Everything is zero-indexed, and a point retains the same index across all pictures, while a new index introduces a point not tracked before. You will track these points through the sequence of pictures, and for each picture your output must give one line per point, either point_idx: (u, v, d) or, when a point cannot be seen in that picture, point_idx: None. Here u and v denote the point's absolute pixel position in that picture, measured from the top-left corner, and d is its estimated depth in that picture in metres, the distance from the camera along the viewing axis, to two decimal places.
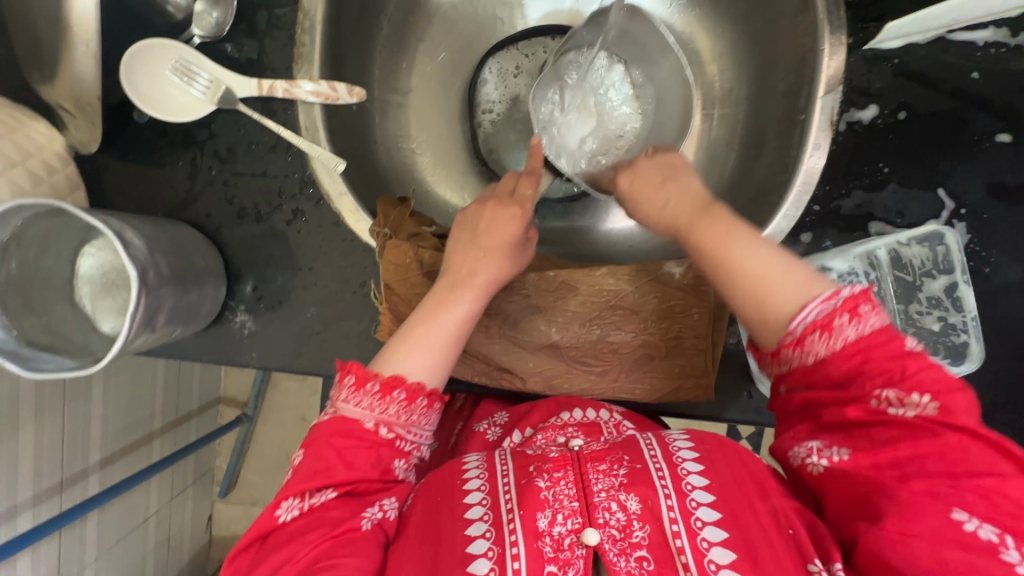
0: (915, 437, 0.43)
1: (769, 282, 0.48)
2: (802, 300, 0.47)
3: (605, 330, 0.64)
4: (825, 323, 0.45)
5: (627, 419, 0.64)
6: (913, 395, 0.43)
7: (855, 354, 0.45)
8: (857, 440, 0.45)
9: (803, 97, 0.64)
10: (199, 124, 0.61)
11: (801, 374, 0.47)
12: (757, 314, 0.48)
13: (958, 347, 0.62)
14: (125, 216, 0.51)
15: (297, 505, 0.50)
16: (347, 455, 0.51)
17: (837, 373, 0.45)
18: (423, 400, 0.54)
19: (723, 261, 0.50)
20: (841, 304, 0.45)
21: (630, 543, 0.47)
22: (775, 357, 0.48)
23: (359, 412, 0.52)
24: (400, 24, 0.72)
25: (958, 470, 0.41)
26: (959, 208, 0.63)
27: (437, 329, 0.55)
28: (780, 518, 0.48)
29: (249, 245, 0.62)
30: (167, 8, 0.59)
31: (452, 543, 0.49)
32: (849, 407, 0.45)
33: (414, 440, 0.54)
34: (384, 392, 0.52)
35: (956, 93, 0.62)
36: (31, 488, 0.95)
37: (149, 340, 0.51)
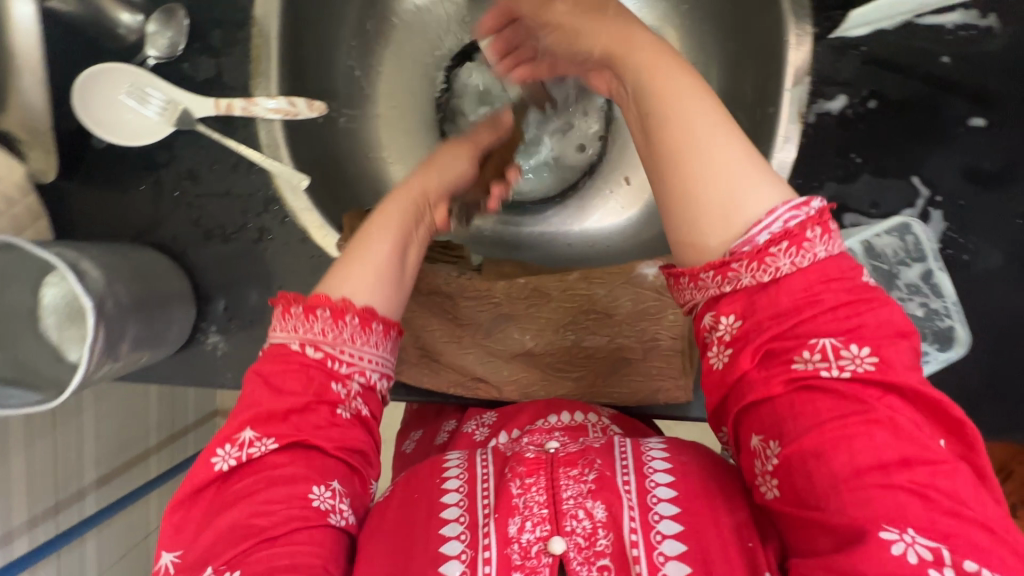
0: (846, 411, 0.38)
1: (725, 182, 0.41)
2: (764, 207, 0.41)
3: (580, 335, 0.63)
4: (795, 234, 0.40)
5: (614, 424, 0.61)
6: (848, 349, 0.39)
7: (803, 289, 0.40)
8: (784, 420, 0.39)
9: (771, 89, 0.64)
10: (159, 146, 0.60)
11: (740, 300, 0.41)
12: (700, 218, 0.41)
13: (944, 332, 0.60)
14: (81, 246, 0.51)
15: (235, 454, 0.45)
16: (277, 380, 0.47)
17: (786, 303, 0.40)
18: (353, 318, 0.48)
19: (680, 143, 0.42)
20: (812, 216, 0.40)
21: (594, 551, 0.45)
22: (718, 273, 0.41)
23: (283, 336, 0.48)
24: (362, 33, 0.71)
25: (889, 459, 0.37)
26: (934, 196, 0.62)
27: (372, 258, 0.51)
28: (744, 530, 0.44)
29: (217, 266, 0.62)
30: (119, 31, 0.58)
31: (425, 541, 0.46)
32: (778, 369, 0.40)
33: (350, 360, 0.48)
34: (307, 312, 0.48)
35: (927, 79, 0.61)
36: (26, 511, 0.96)
37: (114, 368, 0.51)
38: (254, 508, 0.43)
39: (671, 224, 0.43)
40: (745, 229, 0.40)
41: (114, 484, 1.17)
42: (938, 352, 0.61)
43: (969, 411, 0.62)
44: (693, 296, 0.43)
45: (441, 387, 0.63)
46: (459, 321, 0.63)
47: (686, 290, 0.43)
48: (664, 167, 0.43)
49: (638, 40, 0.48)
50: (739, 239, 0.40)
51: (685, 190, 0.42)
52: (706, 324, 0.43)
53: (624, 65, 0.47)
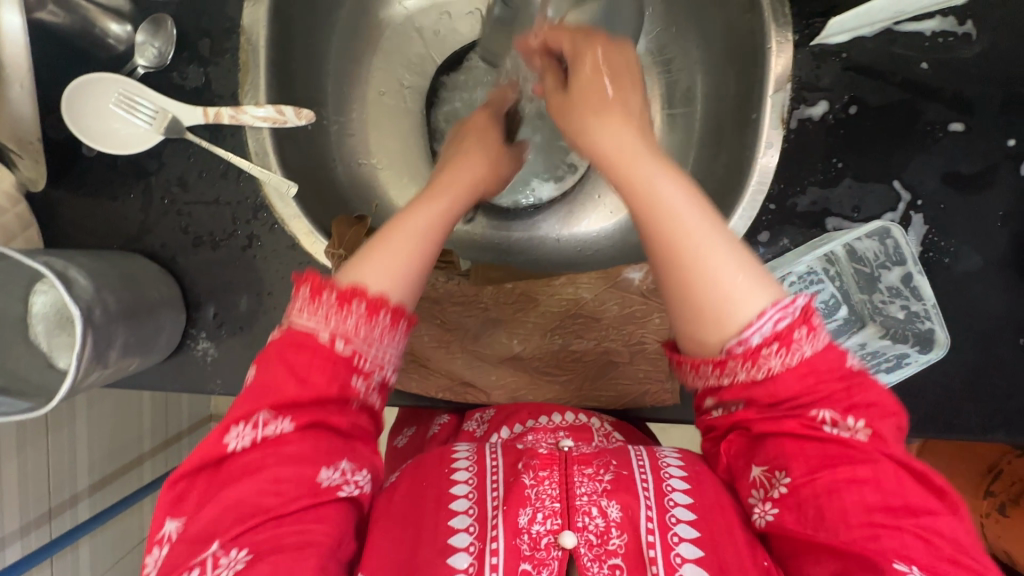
0: (853, 461, 0.41)
1: (723, 285, 0.42)
2: (757, 307, 0.42)
3: (567, 339, 0.64)
4: (784, 336, 0.41)
5: (617, 431, 0.62)
6: (848, 418, 0.42)
7: (804, 373, 0.42)
8: (794, 461, 0.42)
9: (755, 96, 0.64)
10: (148, 154, 0.61)
11: (738, 391, 0.43)
12: (699, 318, 0.43)
13: (924, 335, 0.60)
14: (70, 254, 0.51)
15: (249, 434, 0.42)
16: (303, 371, 0.44)
17: (785, 391, 0.42)
18: (386, 316, 0.45)
19: (676, 249, 0.43)
20: (799, 316, 0.42)
21: (606, 549, 0.45)
22: (716, 367, 0.43)
23: (312, 324, 0.44)
24: (351, 41, 0.71)
25: (896, 505, 0.40)
26: (915, 200, 0.63)
27: (401, 240, 0.48)
28: (756, 547, 0.45)
29: (207, 273, 0.62)
30: (108, 40, 0.59)
31: (432, 533, 0.47)
32: (788, 422, 0.42)
33: (374, 358, 0.45)
34: (342, 303, 0.44)
35: (905, 84, 0.62)
36: (19, 518, 0.96)
37: (103, 375, 0.51)
38: (262, 486, 0.41)
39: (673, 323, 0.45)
40: (739, 329, 0.42)
41: (107, 489, 1.17)
42: (918, 354, 0.61)
43: (951, 412, 0.63)
44: (692, 380, 0.45)
45: (430, 391, 0.64)
46: (447, 326, 0.63)
47: (688, 372, 0.45)
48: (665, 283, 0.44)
49: (619, 121, 0.48)
50: (734, 338, 0.42)
51: (684, 295, 0.43)
52: (707, 405, 0.46)
53: (597, 138, 0.48)
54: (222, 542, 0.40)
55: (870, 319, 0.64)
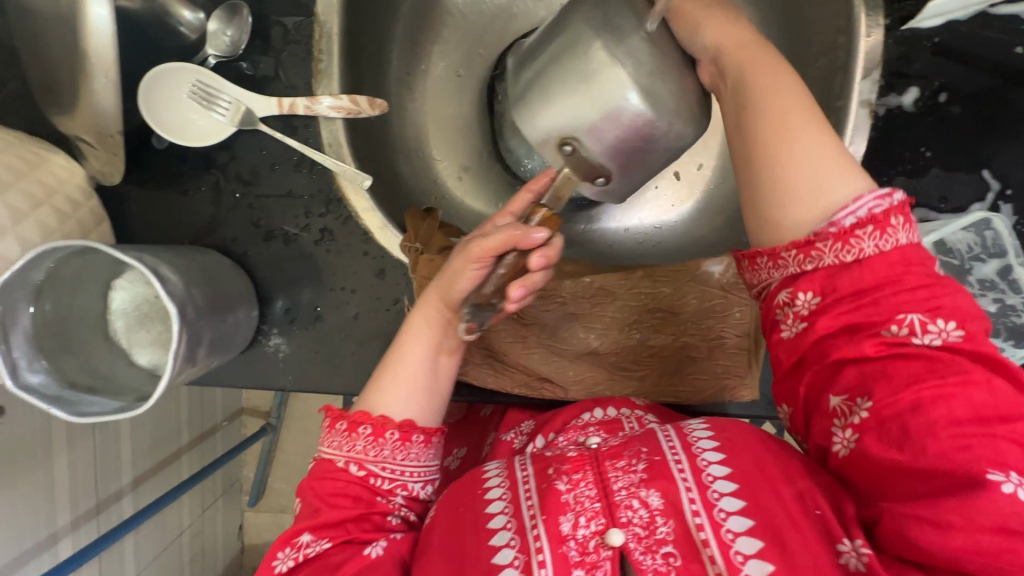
0: (939, 373, 0.39)
1: (815, 171, 0.42)
2: (849, 194, 0.42)
3: (644, 334, 0.63)
4: (879, 219, 0.41)
5: (650, 412, 0.61)
6: (935, 321, 0.40)
7: (896, 261, 0.41)
8: (875, 379, 0.40)
9: (837, 86, 0.61)
10: (219, 146, 0.59)
11: (818, 280, 0.42)
12: (777, 204, 0.43)
13: (1019, 328, 0.59)
14: (156, 250, 0.50)
15: (294, 556, 0.50)
16: (330, 497, 0.52)
17: (869, 278, 0.41)
18: (393, 433, 0.52)
19: (777, 144, 0.43)
20: (895, 206, 0.41)
21: (655, 539, 0.45)
22: (801, 252, 0.42)
23: (331, 452, 0.53)
24: (415, 28, 0.69)
25: (989, 415, 0.38)
26: (1005, 189, 0.61)
27: (401, 373, 0.53)
28: (808, 498, 0.44)
29: (279, 267, 0.61)
30: (178, 29, 0.57)
31: (475, 553, 0.48)
32: (868, 339, 0.41)
33: (393, 472, 0.53)
34: (351, 428, 0.52)
35: (999, 70, 0.60)
36: (70, 513, 0.96)
37: (191, 373, 0.50)
38: None
39: (749, 203, 0.45)
40: (830, 212, 0.42)
41: (149, 484, 1.17)
42: (1014, 348, 0.59)
43: None
44: (767, 277, 0.44)
45: (506, 387, 0.63)
46: (524, 321, 0.62)
47: (762, 270, 0.44)
48: (744, 166, 0.45)
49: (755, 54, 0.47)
50: (823, 222, 0.42)
51: (767, 181, 0.43)
52: (780, 300, 0.44)
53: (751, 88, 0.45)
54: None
55: None
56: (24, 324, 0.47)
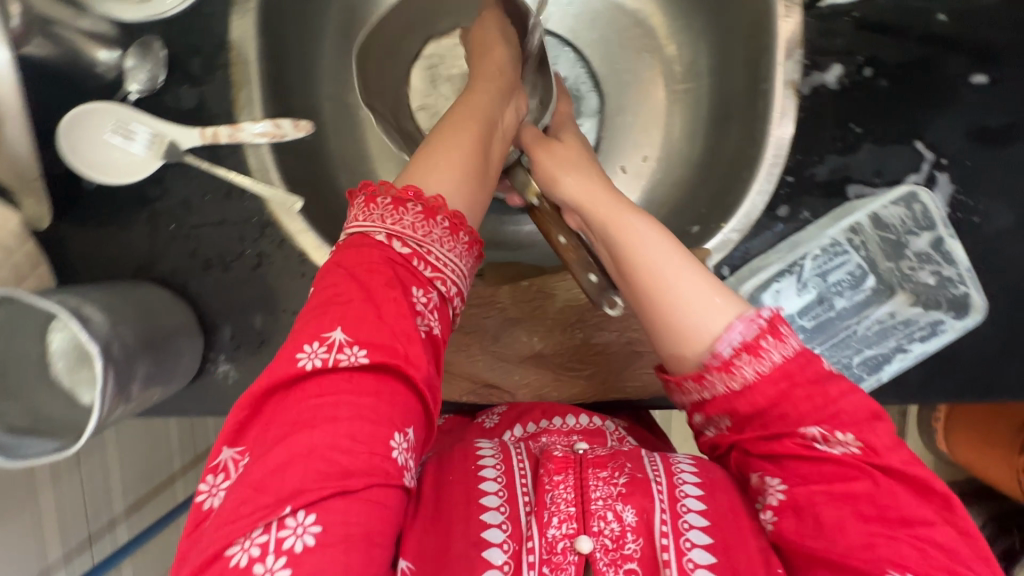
0: (847, 478, 0.41)
1: (695, 297, 0.45)
2: (723, 321, 0.44)
3: (588, 332, 0.63)
4: (752, 345, 0.43)
5: (629, 434, 0.61)
6: (837, 432, 0.42)
7: (780, 377, 0.42)
8: (792, 475, 0.42)
9: (764, 66, 0.61)
10: (149, 180, 0.60)
11: (722, 404, 0.44)
12: (674, 337, 0.45)
13: (959, 299, 0.60)
14: (82, 292, 0.51)
15: (322, 355, 0.39)
16: (364, 279, 0.42)
17: (762, 398, 0.43)
18: (444, 219, 0.46)
19: (642, 272, 0.47)
20: (766, 327, 0.43)
21: (621, 554, 0.44)
22: (697, 381, 0.44)
23: (368, 225, 0.45)
24: (343, 44, 0.69)
25: (891, 516, 0.40)
26: (940, 158, 0.60)
27: (451, 160, 0.49)
28: (771, 557, 0.43)
29: (221, 294, 0.62)
30: (97, 69, 0.58)
31: (463, 527, 0.46)
32: (783, 441, 0.42)
33: (436, 263, 0.45)
34: (428, 213, 0.45)
35: (925, 38, 0.59)
36: (61, 546, 0.98)
37: (127, 409, 0.51)
38: (328, 445, 0.37)
39: (655, 338, 0.47)
40: (711, 343, 0.44)
41: (143, 511, 1.18)
42: (954, 320, 0.60)
43: (991, 374, 0.61)
44: (681, 399, 0.47)
45: (454, 396, 0.63)
46: (465, 329, 0.63)
47: (691, 390, 0.45)
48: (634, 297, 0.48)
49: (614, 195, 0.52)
50: (709, 353, 0.44)
51: (656, 320, 0.46)
52: (698, 421, 0.47)
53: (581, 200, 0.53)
54: (287, 504, 0.35)
55: (898, 288, 0.61)
56: None
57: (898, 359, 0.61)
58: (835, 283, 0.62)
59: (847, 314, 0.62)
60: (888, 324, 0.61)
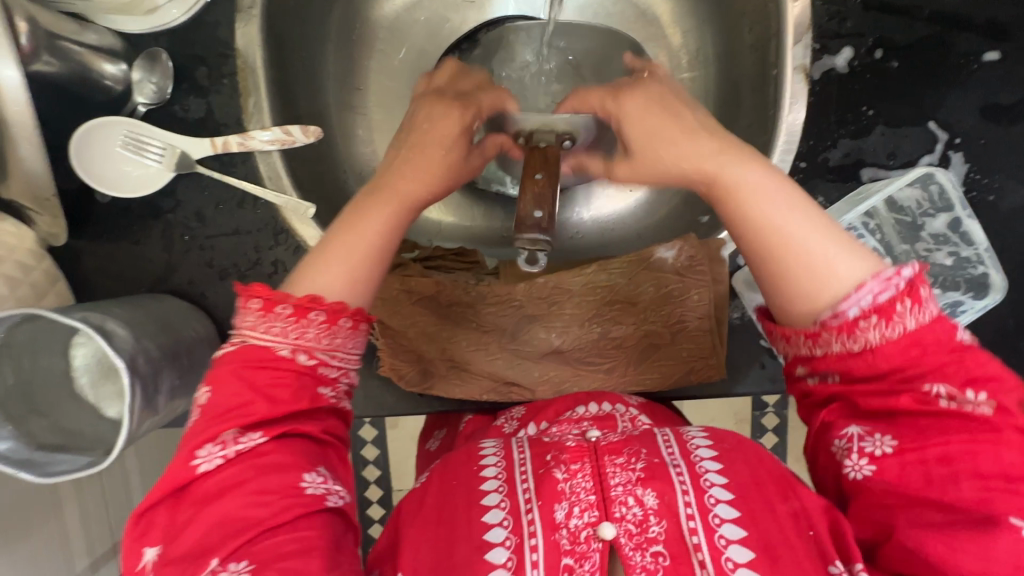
0: (971, 432, 0.40)
1: (821, 251, 0.44)
2: (855, 278, 0.43)
3: (606, 326, 0.63)
4: (885, 308, 0.41)
5: (645, 412, 0.59)
6: (967, 392, 0.41)
7: (910, 345, 0.41)
8: (903, 429, 0.42)
9: (773, 50, 0.60)
10: (161, 193, 0.60)
11: (835, 362, 0.43)
12: (794, 287, 0.45)
13: (978, 280, 0.59)
14: (104, 307, 0.51)
15: (221, 453, 0.43)
16: (266, 387, 0.45)
17: (884, 364, 0.42)
18: (347, 322, 0.48)
19: (767, 236, 0.46)
20: (902, 287, 0.42)
21: (646, 538, 0.45)
22: (808, 338, 0.44)
23: (269, 340, 0.46)
24: (346, 46, 0.69)
25: (1013, 473, 0.39)
26: (954, 138, 0.60)
27: (357, 240, 0.51)
28: (802, 518, 0.44)
29: (238, 304, 0.62)
30: (105, 82, 0.57)
31: (466, 529, 0.47)
32: (901, 396, 0.42)
33: (340, 365, 0.48)
34: (299, 314, 0.46)
35: (934, 17, 0.59)
36: (87, 556, 1.00)
37: (155, 422, 0.52)
38: (246, 499, 0.42)
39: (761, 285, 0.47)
40: (847, 292, 0.43)
41: None
42: (973, 301, 0.59)
43: (1010, 352, 0.61)
44: (784, 349, 0.47)
45: (474, 396, 0.63)
46: (483, 328, 0.63)
47: (798, 345, 0.45)
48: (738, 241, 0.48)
49: (733, 146, 0.49)
50: (830, 310, 0.43)
51: (778, 277, 0.45)
52: (800, 372, 0.46)
53: (666, 154, 0.51)
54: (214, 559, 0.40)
55: None
56: None
57: None
58: None
59: None
60: None
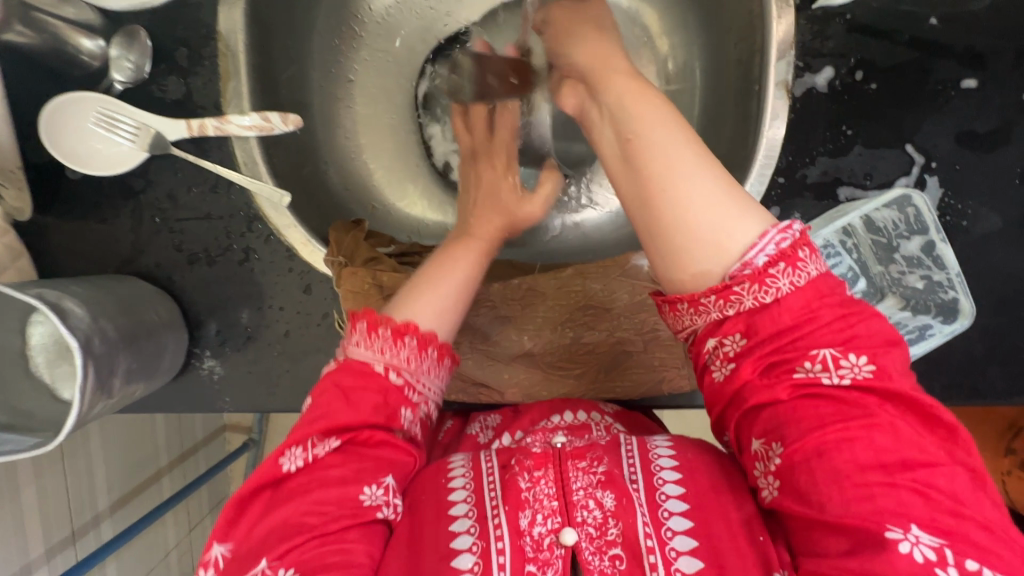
0: (846, 416, 0.40)
1: (718, 216, 0.42)
2: (756, 230, 0.42)
3: (578, 331, 0.63)
4: (759, 275, 0.41)
5: (620, 420, 0.59)
6: (847, 357, 0.41)
7: (807, 298, 0.42)
8: (786, 427, 0.41)
9: (756, 67, 0.61)
10: (134, 172, 0.59)
11: (741, 321, 0.42)
12: (676, 249, 0.43)
13: (948, 305, 0.58)
14: (64, 285, 0.50)
15: (302, 456, 0.45)
16: (353, 394, 0.47)
17: (787, 319, 0.41)
18: (434, 351, 0.49)
19: (665, 197, 0.43)
20: (798, 238, 0.42)
21: (606, 540, 0.44)
22: (720, 297, 0.42)
23: (369, 356, 0.48)
24: (334, 38, 0.69)
25: (892, 463, 0.38)
26: (929, 162, 0.60)
27: (451, 279, 0.53)
28: (753, 524, 0.43)
29: (207, 290, 0.61)
30: (81, 58, 0.56)
31: (433, 539, 0.45)
32: (781, 384, 0.41)
33: (422, 390, 0.49)
34: (395, 337, 0.48)
35: (915, 42, 0.60)
36: (43, 543, 0.97)
37: (108, 405, 0.50)
38: (308, 507, 0.43)
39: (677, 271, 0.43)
40: (741, 254, 0.42)
41: (129, 508, 1.17)
42: (942, 325, 0.59)
43: (976, 376, 0.61)
44: (693, 322, 0.44)
45: (445, 394, 0.63)
46: (455, 327, 0.62)
47: (685, 316, 0.44)
48: (654, 226, 0.43)
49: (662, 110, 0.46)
50: (737, 263, 0.42)
51: (676, 248, 0.43)
52: (707, 348, 0.44)
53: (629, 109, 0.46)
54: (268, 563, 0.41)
55: (889, 291, 0.62)
56: None
57: None
58: None
59: None
60: None
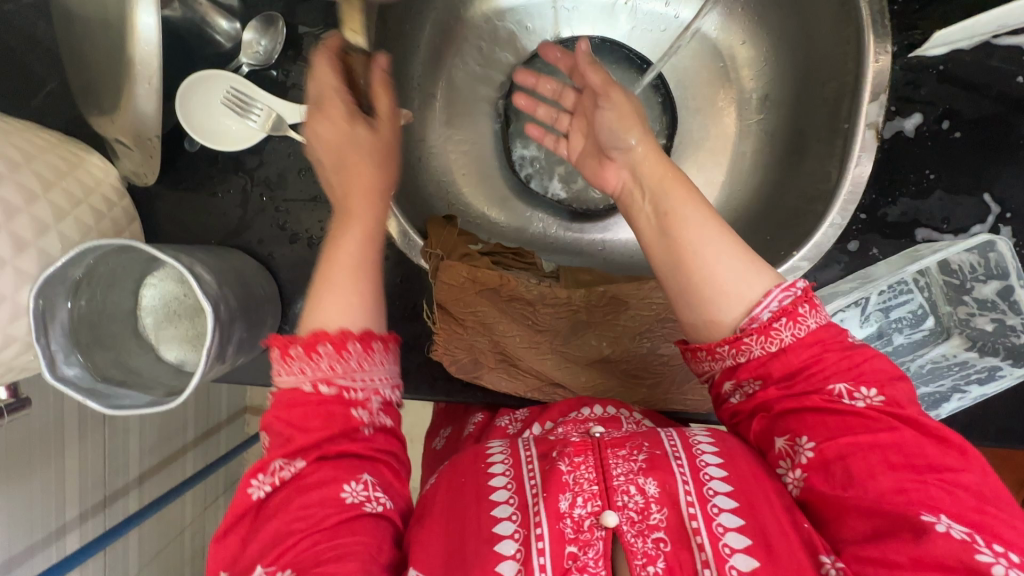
0: (870, 428, 0.43)
1: (732, 278, 0.46)
2: (761, 288, 0.46)
3: (656, 343, 0.65)
4: (790, 311, 0.45)
5: (647, 418, 0.61)
6: (862, 387, 0.44)
7: (813, 343, 0.45)
8: (816, 430, 0.44)
9: (846, 106, 0.64)
10: (248, 151, 0.61)
11: (754, 367, 0.46)
12: (702, 304, 0.47)
13: (1017, 348, 0.62)
14: (191, 251, 0.52)
15: (269, 480, 0.44)
16: (299, 422, 0.45)
17: (797, 360, 0.45)
18: (356, 345, 0.46)
19: (694, 268, 0.47)
20: (800, 295, 0.46)
21: (648, 525, 0.45)
22: (733, 346, 0.46)
23: (292, 379, 0.45)
24: (438, 42, 0.72)
25: (919, 464, 0.42)
26: (1005, 212, 0.63)
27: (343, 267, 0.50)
28: (794, 513, 0.44)
29: (302, 270, 0.63)
30: (216, 37, 0.59)
31: (475, 524, 0.46)
32: (805, 399, 0.45)
33: (359, 383, 0.46)
34: (308, 350, 0.45)
35: (1001, 98, 0.63)
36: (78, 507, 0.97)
37: (219, 370, 0.52)
38: (289, 519, 0.42)
39: (696, 325, 0.48)
40: (748, 309, 0.46)
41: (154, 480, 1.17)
42: (1011, 367, 0.62)
43: None
44: (711, 367, 0.48)
45: (520, 391, 0.64)
46: (539, 328, 0.64)
47: (704, 362, 0.49)
48: (675, 287, 0.48)
49: (677, 182, 0.50)
50: (745, 318, 0.46)
51: (700, 305, 0.47)
52: (726, 389, 0.49)
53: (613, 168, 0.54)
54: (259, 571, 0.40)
55: (955, 331, 0.65)
56: (61, 317, 0.48)
57: (955, 400, 0.62)
58: (896, 319, 0.66)
59: (904, 350, 0.66)
60: (943, 365, 0.65)
